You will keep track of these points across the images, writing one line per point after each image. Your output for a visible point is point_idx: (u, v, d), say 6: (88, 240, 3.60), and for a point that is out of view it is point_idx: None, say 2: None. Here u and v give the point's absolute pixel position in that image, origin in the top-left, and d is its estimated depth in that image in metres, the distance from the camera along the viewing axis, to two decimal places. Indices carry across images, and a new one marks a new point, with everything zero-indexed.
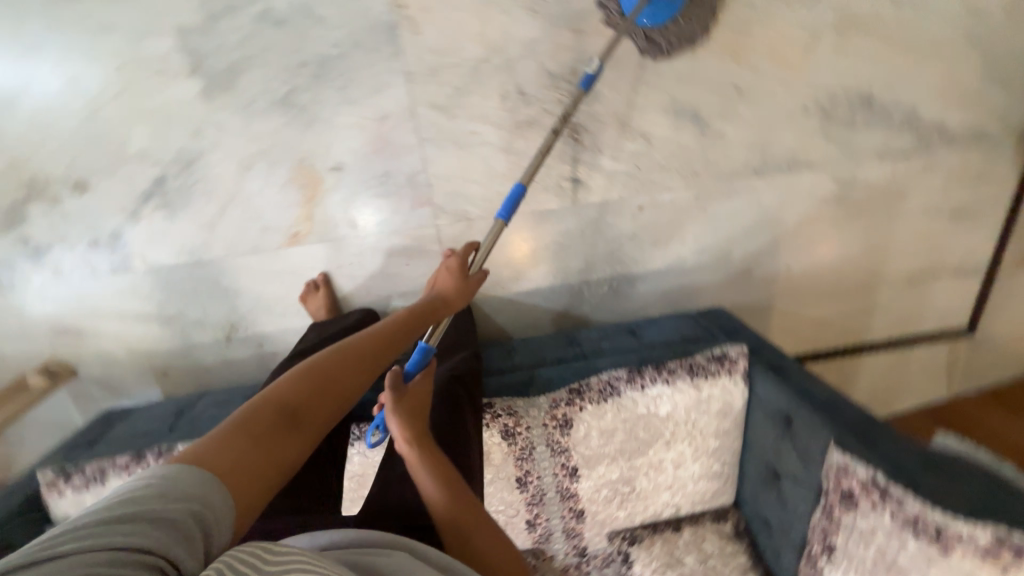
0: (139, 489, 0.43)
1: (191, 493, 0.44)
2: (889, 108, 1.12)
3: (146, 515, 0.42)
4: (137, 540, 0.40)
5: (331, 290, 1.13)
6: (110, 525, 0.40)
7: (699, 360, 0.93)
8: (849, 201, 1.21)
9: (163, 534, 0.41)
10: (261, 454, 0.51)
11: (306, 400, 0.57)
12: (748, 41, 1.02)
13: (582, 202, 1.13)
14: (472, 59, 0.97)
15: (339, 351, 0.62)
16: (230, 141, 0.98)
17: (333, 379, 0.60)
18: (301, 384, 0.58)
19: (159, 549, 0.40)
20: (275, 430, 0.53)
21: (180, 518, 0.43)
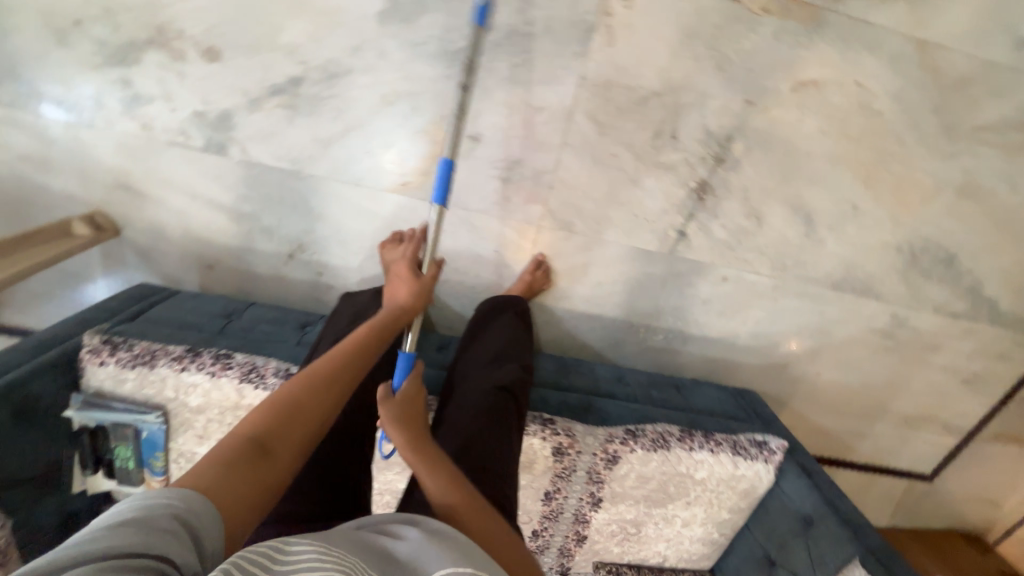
0: (126, 508, 0.46)
1: (183, 503, 0.48)
2: (963, 273, 1.21)
3: (137, 522, 0.45)
4: (130, 544, 0.43)
5: None
6: (102, 538, 0.43)
7: (743, 441, 0.99)
8: (893, 338, 1.30)
9: (156, 536, 0.44)
10: (239, 478, 0.54)
11: (277, 426, 0.61)
12: (884, 171, 1.07)
13: (677, 255, 1.15)
14: (645, 88, 0.97)
15: (301, 380, 0.67)
16: (384, 71, 0.94)
17: (295, 404, 0.64)
18: (267, 413, 0.61)
19: (155, 547, 0.43)
20: (250, 458, 0.56)
21: (170, 523, 0.46)
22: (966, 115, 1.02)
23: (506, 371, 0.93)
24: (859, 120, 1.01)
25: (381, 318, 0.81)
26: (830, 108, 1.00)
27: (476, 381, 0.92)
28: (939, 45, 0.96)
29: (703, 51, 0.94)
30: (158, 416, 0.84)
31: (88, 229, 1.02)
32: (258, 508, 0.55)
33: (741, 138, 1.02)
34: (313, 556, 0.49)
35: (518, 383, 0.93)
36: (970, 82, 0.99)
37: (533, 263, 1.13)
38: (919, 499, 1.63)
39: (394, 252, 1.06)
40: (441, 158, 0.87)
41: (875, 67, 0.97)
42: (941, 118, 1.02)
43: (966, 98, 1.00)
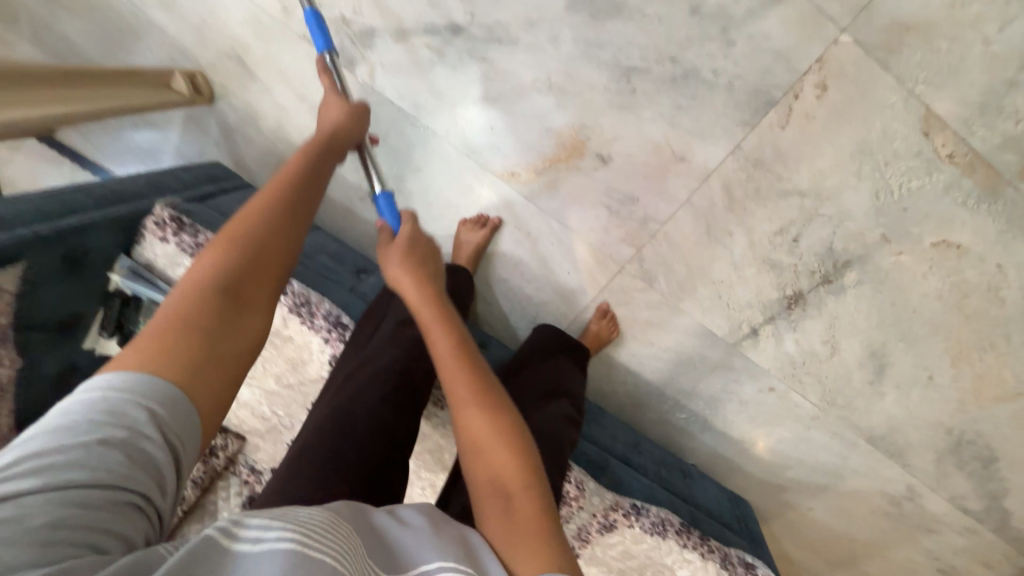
0: (99, 409, 0.39)
1: (155, 414, 0.40)
2: (995, 478, 1.18)
3: (108, 442, 0.38)
4: (105, 476, 0.37)
5: (491, 236, 1.05)
6: (72, 454, 0.36)
7: (733, 556, 0.97)
8: (897, 506, 1.28)
9: (132, 469, 0.38)
10: (194, 332, 0.45)
11: (229, 266, 0.49)
12: (975, 356, 1.03)
13: (739, 349, 1.11)
14: (793, 183, 0.91)
15: (245, 213, 0.54)
16: (547, 56, 0.88)
17: (241, 239, 0.51)
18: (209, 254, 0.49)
19: (133, 484, 0.38)
20: (205, 306, 0.46)
21: (151, 437, 0.39)
22: None
23: (553, 411, 0.85)
24: (981, 300, 0.96)
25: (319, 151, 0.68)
26: (960, 278, 0.95)
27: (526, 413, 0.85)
28: None
29: (868, 172, 0.88)
30: None
31: (185, 87, 0.95)
32: (244, 359, 0.48)
33: (859, 269, 0.97)
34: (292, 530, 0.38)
35: (562, 426, 0.84)
36: None
37: (597, 311, 1.10)
38: None
39: (471, 236, 1.03)
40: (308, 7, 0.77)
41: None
42: None
43: None
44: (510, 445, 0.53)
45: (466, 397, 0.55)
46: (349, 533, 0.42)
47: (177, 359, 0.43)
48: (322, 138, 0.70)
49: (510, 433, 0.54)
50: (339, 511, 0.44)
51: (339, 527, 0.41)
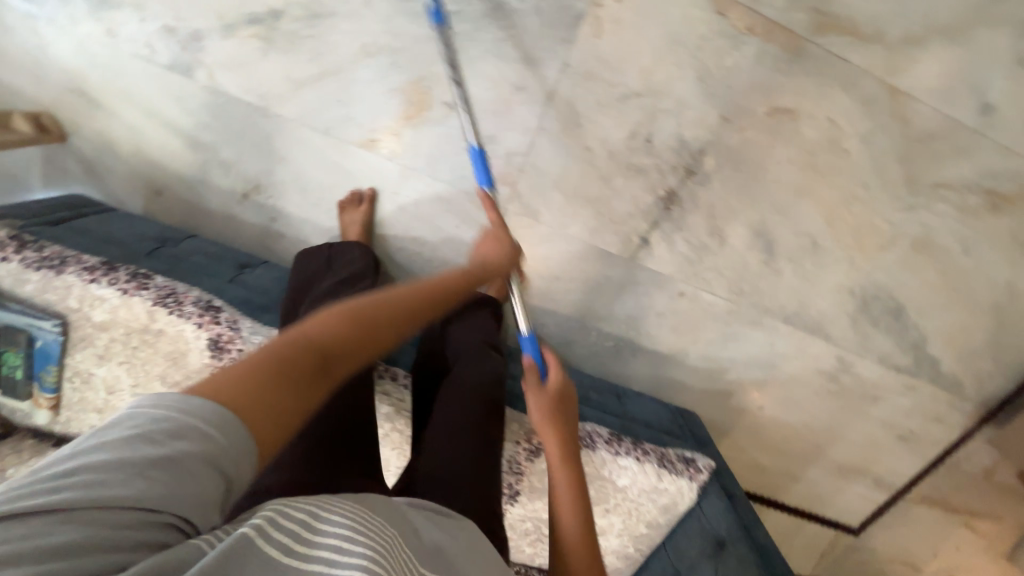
0: (162, 430, 0.38)
1: (211, 453, 0.39)
2: (910, 327, 1.23)
3: (166, 467, 0.38)
4: (157, 503, 0.37)
5: (372, 210, 1.08)
6: (131, 467, 0.37)
7: (670, 455, 0.97)
8: (836, 381, 1.31)
9: (181, 496, 0.38)
10: (298, 399, 0.45)
11: (349, 349, 0.50)
12: (845, 211, 1.08)
13: (638, 262, 1.15)
14: (626, 86, 0.98)
15: (383, 307, 0.56)
16: (368, 20, 0.93)
17: (371, 332, 0.53)
18: (332, 323, 0.51)
19: (172, 508, 0.38)
20: (308, 371, 0.46)
21: (214, 475, 0.39)
22: (928, 169, 1.04)
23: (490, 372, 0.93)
24: (828, 156, 1.03)
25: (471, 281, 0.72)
26: (802, 140, 1.01)
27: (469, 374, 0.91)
28: (910, 95, 0.98)
29: (686, 60, 0.95)
30: (55, 325, 0.78)
31: (30, 127, 0.97)
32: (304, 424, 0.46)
33: (714, 153, 1.03)
34: (343, 535, 0.46)
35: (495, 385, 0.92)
36: (936, 137, 1.01)
37: (498, 257, 1.12)
38: (844, 554, 1.62)
39: (354, 214, 1.05)
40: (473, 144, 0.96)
41: (848, 106, 0.99)
42: (905, 168, 1.04)
43: (930, 152, 1.02)
44: (581, 533, 0.71)
45: (564, 465, 0.78)
46: (380, 529, 0.50)
47: (271, 424, 0.42)
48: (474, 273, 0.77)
49: (585, 512, 0.73)
50: (365, 510, 0.52)
51: (366, 523, 0.49)
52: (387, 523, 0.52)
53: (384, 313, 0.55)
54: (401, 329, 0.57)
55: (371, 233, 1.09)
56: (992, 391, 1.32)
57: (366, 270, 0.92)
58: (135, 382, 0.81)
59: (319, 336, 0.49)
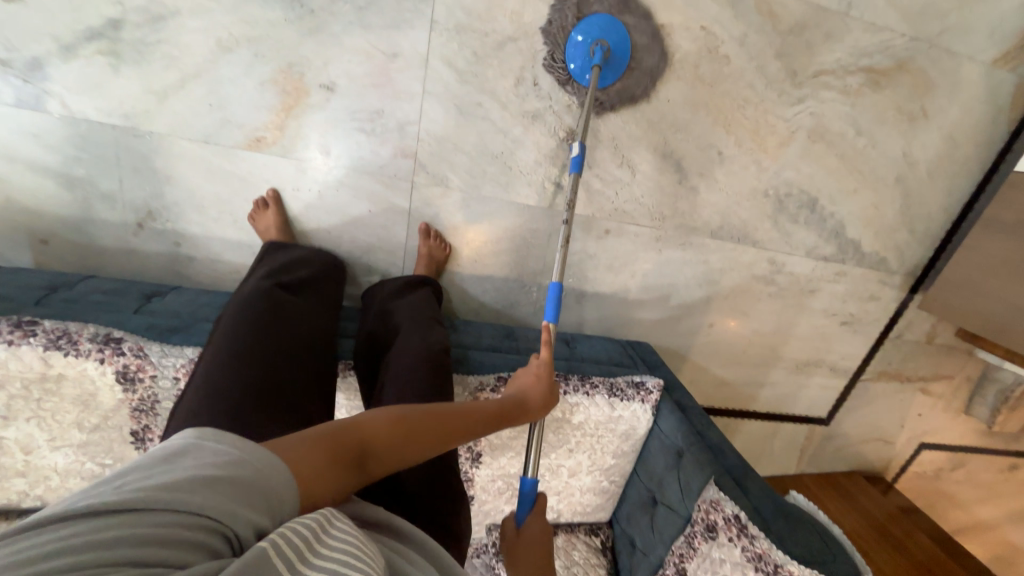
0: (230, 453, 0.40)
1: (269, 486, 0.40)
2: (827, 216, 1.28)
3: (226, 486, 0.38)
4: (218, 510, 0.36)
5: (282, 210, 1.04)
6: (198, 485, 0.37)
7: (620, 383, 1.00)
8: (773, 283, 1.36)
9: (240, 513, 0.37)
10: (338, 477, 0.48)
11: (388, 451, 0.54)
12: (740, 117, 1.12)
13: (559, 208, 1.15)
14: (500, 33, 0.97)
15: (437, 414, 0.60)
16: (217, 12, 0.88)
17: (413, 443, 0.56)
18: (388, 425, 0.55)
19: (230, 521, 0.37)
20: (348, 458, 0.49)
21: (257, 507, 0.39)
22: (806, 59, 1.07)
23: (434, 334, 0.91)
24: (710, 65, 1.05)
25: (513, 407, 0.74)
26: (683, 54, 1.03)
27: (411, 339, 0.89)
28: None
29: None
30: None
31: None
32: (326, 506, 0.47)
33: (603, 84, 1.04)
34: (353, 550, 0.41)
35: (439, 345, 0.90)
36: (806, 26, 1.04)
37: (420, 233, 1.11)
38: (821, 444, 1.71)
39: (265, 217, 1.03)
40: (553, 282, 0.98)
41: (717, 12, 1.01)
42: (785, 63, 1.07)
43: (804, 42, 1.05)
44: None
45: None
46: (377, 560, 0.44)
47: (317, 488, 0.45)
48: (513, 405, 0.75)
49: None
50: (363, 539, 0.46)
51: (368, 552, 0.44)
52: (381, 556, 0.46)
53: (434, 430, 0.59)
54: (434, 448, 0.59)
55: (292, 229, 1.06)
56: (915, 260, 1.40)
57: (308, 270, 0.96)
58: (53, 436, 0.79)
59: (368, 433, 0.53)
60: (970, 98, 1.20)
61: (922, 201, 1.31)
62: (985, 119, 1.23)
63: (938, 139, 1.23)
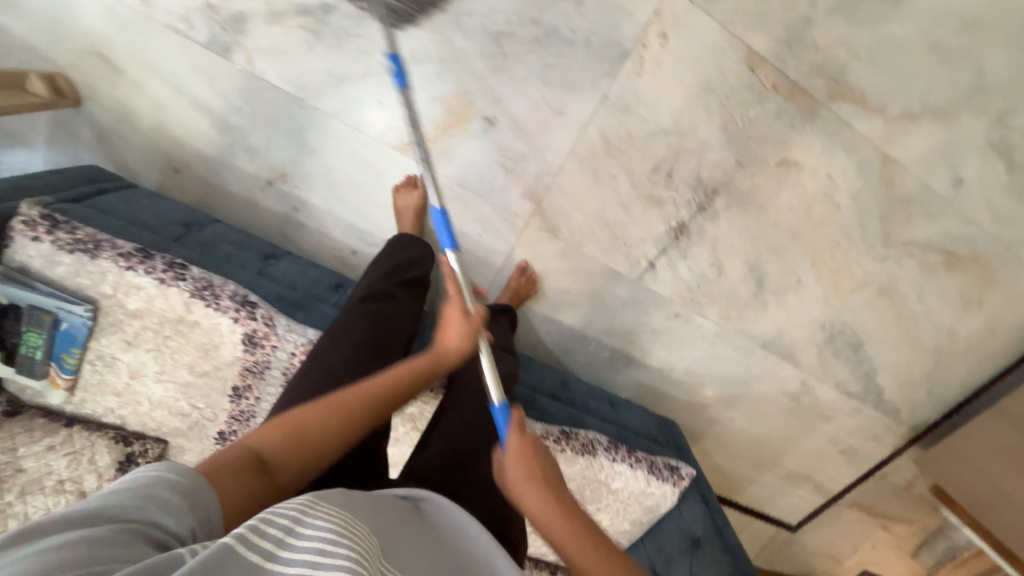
0: (143, 476, 0.47)
1: (192, 495, 0.47)
2: (864, 360, 1.40)
3: (154, 495, 0.45)
4: (143, 517, 0.44)
5: (425, 195, 1.08)
6: (115, 508, 0.44)
7: (659, 462, 1.08)
8: (796, 400, 1.47)
9: (171, 514, 0.45)
10: (246, 496, 0.52)
11: (291, 458, 0.56)
12: (827, 256, 1.21)
13: (643, 283, 1.23)
14: (657, 123, 1.04)
15: (329, 399, 0.61)
16: (420, 29, 0.95)
17: (308, 434, 0.58)
18: (273, 435, 0.56)
19: (161, 525, 0.44)
20: (243, 475, 0.52)
21: (179, 512, 0.45)
22: (901, 228, 1.18)
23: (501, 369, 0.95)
24: (821, 207, 1.14)
25: (428, 356, 0.73)
26: (802, 190, 1.12)
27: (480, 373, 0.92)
28: (898, 164, 1.09)
29: (715, 107, 1.02)
30: (85, 310, 0.77)
31: (46, 90, 0.91)
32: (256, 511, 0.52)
33: (725, 193, 1.12)
34: (330, 532, 0.47)
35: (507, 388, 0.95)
36: (914, 202, 1.14)
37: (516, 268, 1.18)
38: (779, 545, 1.85)
39: (409, 197, 1.07)
40: (437, 207, 0.94)
41: (845, 166, 1.09)
42: (882, 225, 1.17)
43: (906, 214, 1.16)
44: None
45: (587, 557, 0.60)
46: (360, 535, 0.50)
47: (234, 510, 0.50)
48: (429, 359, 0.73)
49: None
50: (348, 516, 0.52)
51: (350, 530, 0.50)
52: (366, 530, 0.52)
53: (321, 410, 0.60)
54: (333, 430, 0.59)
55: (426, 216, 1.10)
56: (921, 418, 1.53)
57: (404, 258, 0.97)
58: (162, 369, 0.82)
59: (267, 444, 0.56)
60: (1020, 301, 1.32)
61: (948, 373, 1.44)
62: None
63: (982, 325, 1.35)
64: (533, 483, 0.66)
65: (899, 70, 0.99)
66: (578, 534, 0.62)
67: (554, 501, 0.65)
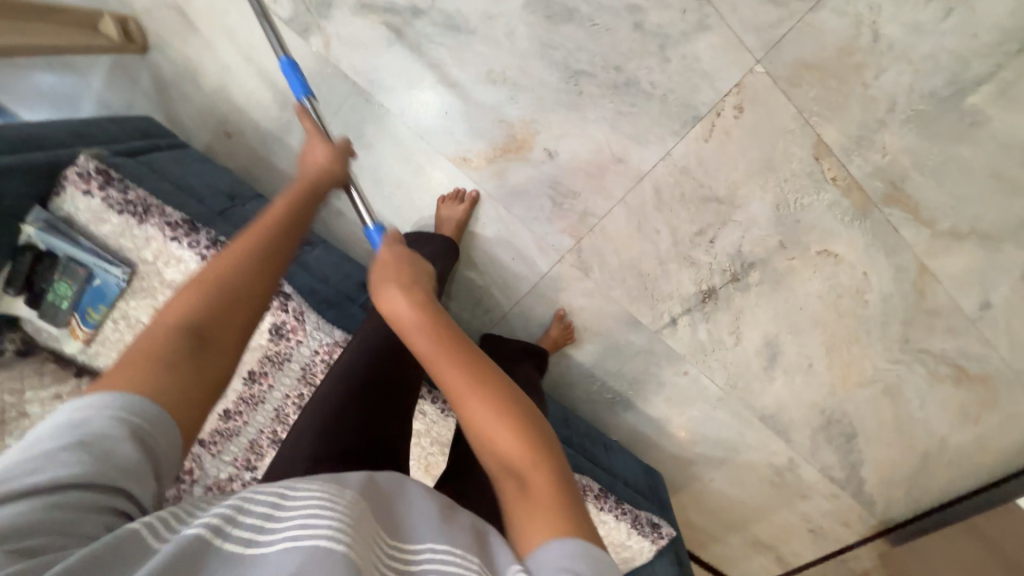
0: (98, 420, 0.41)
1: (153, 445, 0.43)
2: (854, 450, 1.42)
3: (113, 453, 0.40)
4: (99, 483, 0.39)
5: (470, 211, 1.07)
6: (61, 467, 0.38)
7: (642, 517, 1.10)
8: (780, 474, 1.49)
9: (134, 478, 0.41)
10: (192, 391, 0.47)
11: (224, 321, 0.51)
12: (843, 347, 1.23)
13: (660, 337, 1.24)
14: (712, 190, 1.04)
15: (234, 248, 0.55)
16: (501, 49, 0.94)
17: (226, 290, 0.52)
18: (191, 297, 0.50)
19: (124, 490, 0.40)
20: (178, 353, 0.47)
21: (141, 469, 0.41)
22: (921, 336, 1.19)
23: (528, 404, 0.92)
24: (850, 301, 1.16)
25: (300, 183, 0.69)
26: (836, 282, 1.13)
27: None
28: (934, 276, 1.11)
29: (771, 186, 1.02)
30: (120, 273, 0.77)
31: (117, 32, 0.92)
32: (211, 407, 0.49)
33: (761, 269, 1.13)
34: (318, 500, 0.43)
35: None
36: (939, 314, 1.16)
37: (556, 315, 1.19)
38: None
39: (454, 210, 1.04)
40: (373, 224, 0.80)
41: (883, 267, 1.10)
42: (904, 329, 1.19)
43: (929, 324, 1.17)
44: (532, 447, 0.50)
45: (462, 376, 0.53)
46: (356, 505, 0.45)
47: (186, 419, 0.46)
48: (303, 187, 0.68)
49: (517, 409, 0.52)
50: (340, 487, 0.47)
51: (343, 500, 0.45)
52: (356, 494, 0.47)
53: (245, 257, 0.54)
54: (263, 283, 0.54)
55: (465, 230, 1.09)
56: (896, 516, 1.55)
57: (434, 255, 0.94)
58: None
59: (183, 315, 0.49)
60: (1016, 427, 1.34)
61: (931, 479, 1.46)
62: (1019, 449, 1.37)
63: (973, 441, 1.38)
64: (397, 283, 0.61)
65: (957, 189, 1.00)
66: (456, 364, 0.53)
67: (427, 324, 0.57)
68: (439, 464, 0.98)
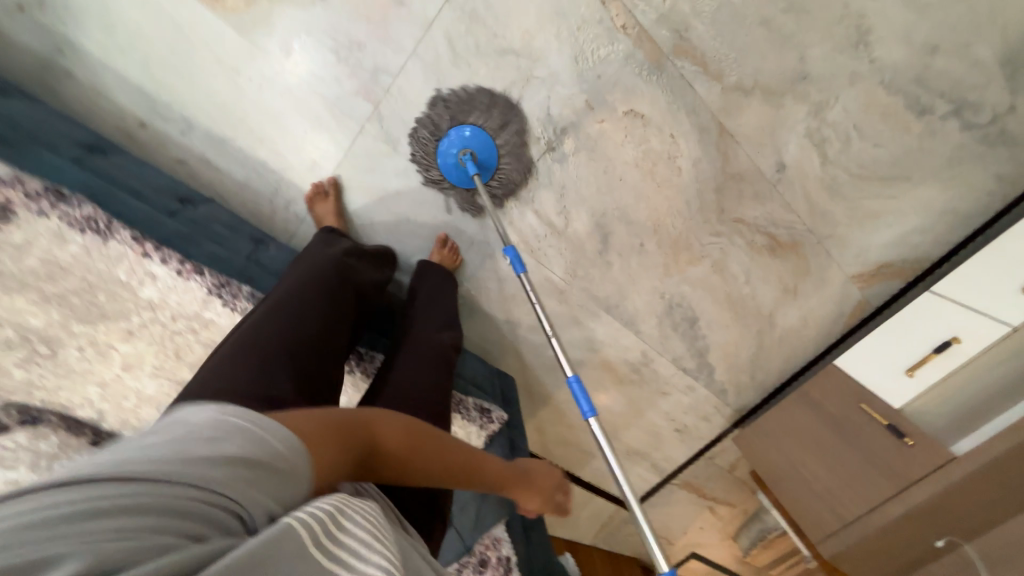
0: (264, 441, 0.40)
1: (275, 471, 0.39)
2: (699, 336, 1.45)
3: (246, 460, 0.37)
4: (231, 489, 0.36)
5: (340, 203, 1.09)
6: (202, 464, 0.35)
7: (467, 403, 1.03)
8: (638, 371, 1.48)
9: (257, 494, 0.37)
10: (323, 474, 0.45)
11: (386, 446, 0.53)
12: (668, 221, 1.24)
13: (489, 223, 1.17)
14: (506, 42, 1.00)
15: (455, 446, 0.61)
16: None
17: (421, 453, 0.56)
18: (400, 436, 0.55)
19: (249, 501, 0.36)
20: (348, 458, 0.48)
21: (266, 507, 0.37)
22: (734, 204, 1.24)
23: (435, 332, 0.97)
24: (665, 169, 1.17)
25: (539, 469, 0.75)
26: (647, 146, 1.13)
27: (426, 334, 0.96)
28: (732, 136, 1.15)
29: (566, 34, 1.01)
30: None
31: None
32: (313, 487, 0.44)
33: (574, 136, 1.10)
34: (365, 537, 0.41)
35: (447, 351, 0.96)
36: (744, 179, 1.20)
37: (438, 240, 1.16)
38: (618, 526, 1.81)
39: (323, 206, 1.07)
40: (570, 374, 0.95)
41: (687, 128, 1.12)
42: (718, 198, 1.23)
43: (738, 191, 1.22)
44: None
45: None
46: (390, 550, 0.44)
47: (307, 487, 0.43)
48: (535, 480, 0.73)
49: None
50: (381, 528, 0.46)
51: (383, 544, 0.43)
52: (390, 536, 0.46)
53: (441, 455, 0.58)
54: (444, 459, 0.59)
55: (346, 221, 1.11)
56: (749, 405, 1.61)
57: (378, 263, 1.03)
58: None
59: (383, 435, 0.54)
60: (833, 300, 1.41)
61: (774, 362, 1.53)
62: (835, 320, 1.45)
63: (800, 317, 1.44)
64: None
65: (734, 39, 1.04)
66: None
67: None
68: (192, 346, 0.86)
